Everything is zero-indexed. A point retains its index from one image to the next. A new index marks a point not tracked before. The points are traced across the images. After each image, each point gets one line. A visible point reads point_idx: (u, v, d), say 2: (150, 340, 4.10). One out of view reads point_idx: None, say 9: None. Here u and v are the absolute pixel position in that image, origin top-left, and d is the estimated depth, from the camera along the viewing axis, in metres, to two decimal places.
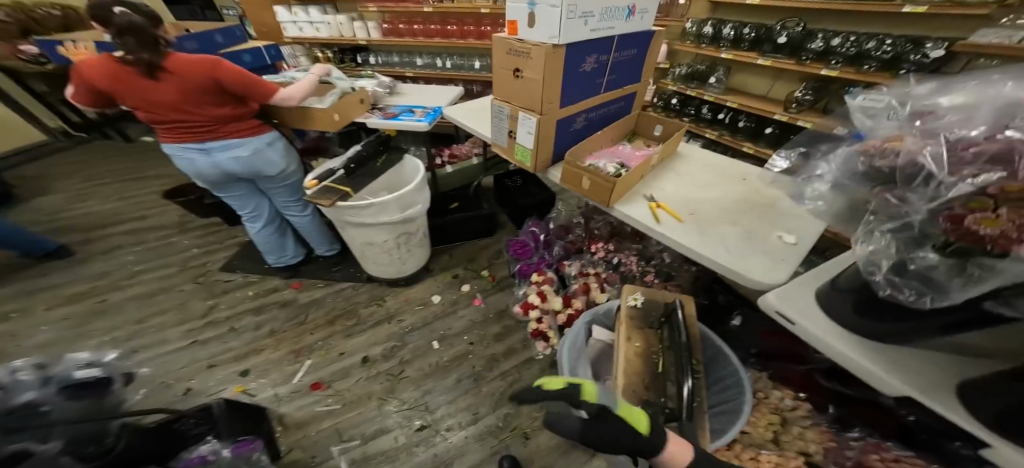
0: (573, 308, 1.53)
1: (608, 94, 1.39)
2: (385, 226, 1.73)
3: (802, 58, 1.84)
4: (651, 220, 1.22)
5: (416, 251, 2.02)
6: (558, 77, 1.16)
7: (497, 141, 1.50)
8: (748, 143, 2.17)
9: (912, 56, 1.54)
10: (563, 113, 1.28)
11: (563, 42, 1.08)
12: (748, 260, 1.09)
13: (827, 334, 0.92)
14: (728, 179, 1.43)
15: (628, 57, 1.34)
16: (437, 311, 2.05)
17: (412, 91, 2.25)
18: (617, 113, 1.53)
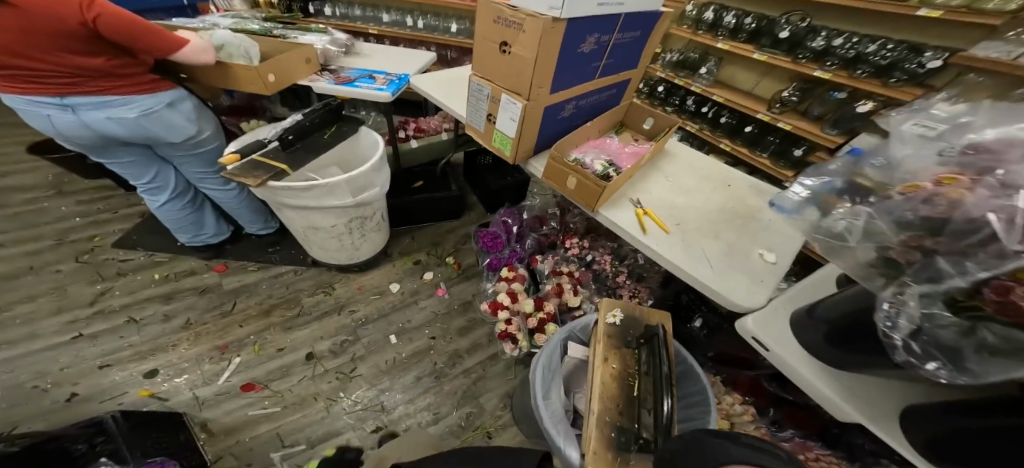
0: (545, 312, 1.43)
1: (602, 81, 1.18)
2: (333, 209, 1.49)
3: (798, 56, 1.79)
4: (638, 231, 1.04)
5: (362, 237, 1.75)
6: (551, 60, 0.94)
7: (473, 124, 1.26)
8: (726, 140, 2.18)
9: (908, 65, 1.53)
10: (550, 102, 1.07)
11: (564, 18, 0.85)
12: (736, 286, 0.94)
13: (794, 361, 0.85)
14: (708, 183, 1.24)
15: (628, 41, 1.13)
16: (395, 301, 1.88)
17: (375, 53, 1.91)
18: (607, 102, 1.33)
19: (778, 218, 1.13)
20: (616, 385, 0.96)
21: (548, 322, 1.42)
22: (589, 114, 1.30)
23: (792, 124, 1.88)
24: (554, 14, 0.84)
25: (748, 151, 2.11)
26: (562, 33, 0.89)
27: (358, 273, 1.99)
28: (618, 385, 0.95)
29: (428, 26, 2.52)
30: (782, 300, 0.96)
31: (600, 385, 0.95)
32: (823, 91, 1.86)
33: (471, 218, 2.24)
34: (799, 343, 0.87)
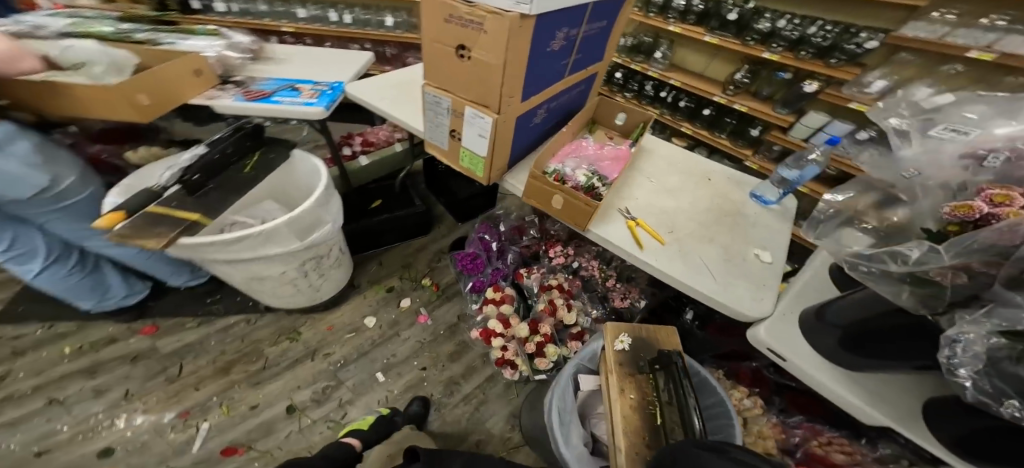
0: (542, 335, 1.34)
1: (573, 77, 1.03)
2: (278, 258, 1.28)
3: (748, 39, 1.72)
4: (633, 246, 0.92)
5: (315, 277, 1.55)
6: (521, 64, 0.71)
7: (434, 141, 0.98)
8: (686, 123, 2.11)
9: (847, 45, 1.50)
10: (522, 110, 0.86)
11: (541, 10, 0.61)
12: (744, 296, 0.87)
13: (812, 367, 0.80)
14: (689, 179, 1.14)
15: (597, 31, 0.99)
16: (373, 337, 1.73)
17: (295, 58, 1.59)
18: (576, 100, 1.19)
19: (761, 211, 1.08)
20: (639, 415, 0.88)
21: (546, 344, 1.33)
22: (560, 117, 1.15)
23: (747, 105, 1.82)
24: (525, 9, 0.58)
25: (707, 133, 2.06)
26: (535, 27, 0.65)
27: (327, 312, 1.80)
28: (640, 416, 0.87)
29: (358, 21, 2.23)
30: (793, 298, 0.92)
31: (622, 419, 0.87)
32: (770, 70, 1.82)
33: (442, 231, 2.10)
34: (813, 347, 0.83)
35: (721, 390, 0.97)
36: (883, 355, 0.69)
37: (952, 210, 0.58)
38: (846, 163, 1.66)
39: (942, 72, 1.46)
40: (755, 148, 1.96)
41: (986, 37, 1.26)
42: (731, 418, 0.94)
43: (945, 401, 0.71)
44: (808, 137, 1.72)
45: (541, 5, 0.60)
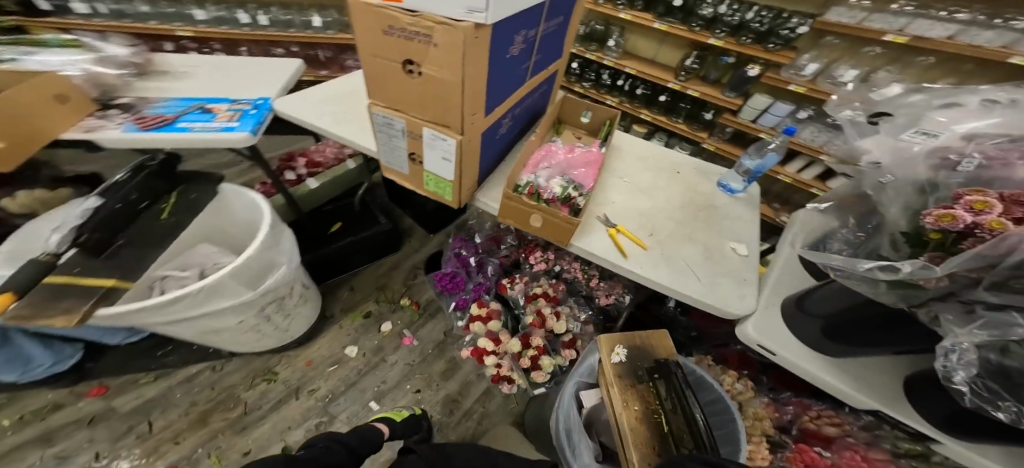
0: (534, 348, 1.31)
1: (534, 79, 0.95)
2: (233, 310, 1.14)
3: (692, 25, 1.66)
4: (618, 256, 0.88)
5: (277, 321, 1.41)
6: (482, 77, 0.61)
7: (392, 166, 0.87)
8: (645, 111, 2.05)
9: (782, 31, 1.50)
10: (487, 125, 0.76)
11: (497, 16, 0.51)
12: (730, 295, 0.86)
13: (801, 360, 0.81)
14: (658, 174, 1.10)
15: (554, 27, 0.91)
16: (359, 366, 1.62)
17: (201, 70, 1.22)
18: (537, 102, 1.13)
19: (730, 201, 1.06)
20: (646, 429, 0.85)
21: (541, 357, 1.30)
22: (524, 123, 1.07)
23: (699, 91, 1.78)
24: (479, 18, 0.49)
25: (665, 118, 2.00)
26: (493, 36, 0.56)
27: (303, 347, 1.66)
28: (647, 429, 0.84)
29: (278, 24, 1.98)
30: (770, 294, 0.91)
31: (630, 433, 0.84)
32: (713, 54, 1.78)
33: (414, 245, 2.01)
34: (799, 339, 0.83)
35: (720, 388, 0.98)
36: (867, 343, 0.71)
37: (933, 219, 0.55)
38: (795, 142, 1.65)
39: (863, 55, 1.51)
40: (709, 130, 1.93)
41: (897, 21, 1.30)
42: (734, 413, 0.97)
43: (924, 376, 0.75)
44: (756, 118, 1.73)
45: (496, 9, 0.50)
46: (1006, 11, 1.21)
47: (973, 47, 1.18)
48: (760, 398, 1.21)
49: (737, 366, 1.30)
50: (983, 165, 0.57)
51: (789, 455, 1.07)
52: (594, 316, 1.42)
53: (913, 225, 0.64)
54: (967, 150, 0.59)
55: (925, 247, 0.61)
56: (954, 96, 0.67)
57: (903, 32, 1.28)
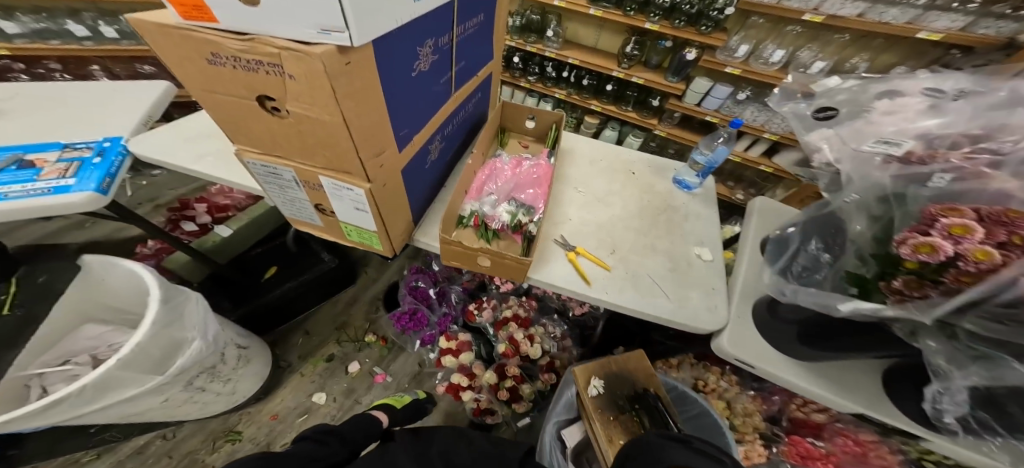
0: (513, 377, 1.19)
1: (462, 90, 0.83)
2: (146, 400, 0.95)
3: (626, 9, 1.57)
4: (581, 284, 0.78)
5: (215, 388, 1.19)
6: (375, 106, 0.47)
7: (301, 218, 0.71)
8: (595, 101, 1.96)
9: (711, 12, 1.44)
10: (408, 158, 0.63)
11: (373, 33, 0.39)
12: (700, 310, 0.79)
13: (775, 369, 0.77)
14: (613, 178, 1.00)
15: (474, 28, 0.79)
16: (331, 414, 1.46)
17: (18, 105, 0.90)
18: (475, 112, 1.01)
19: (691, 199, 0.98)
20: None
21: (520, 385, 1.18)
22: (460, 139, 0.94)
23: (643, 77, 1.71)
24: (350, 42, 0.36)
25: (615, 107, 1.92)
26: (373, 53, 0.42)
27: (264, 400, 1.47)
28: None
29: (130, 36, 1.58)
30: (740, 300, 0.85)
31: None
32: (651, 39, 1.72)
33: (371, 274, 1.84)
34: (777, 348, 0.79)
35: (705, 401, 0.93)
36: (844, 350, 0.67)
37: (910, 250, 0.46)
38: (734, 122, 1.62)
39: (788, 34, 1.45)
40: (658, 116, 1.87)
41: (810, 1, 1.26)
42: (723, 427, 0.91)
43: (898, 369, 0.74)
44: (700, 101, 1.65)
45: (371, 25, 0.38)
46: None
47: (880, 23, 1.19)
48: (747, 393, 1.20)
49: (719, 361, 1.29)
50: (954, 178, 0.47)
51: (784, 449, 1.08)
52: (572, 325, 1.36)
53: (882, 230, 0.55)
54: (938, 160, 0.49)
55: (898, 269, 0.50)
56: (892, 83, 0.60)
57: (818, 11, 1.25)
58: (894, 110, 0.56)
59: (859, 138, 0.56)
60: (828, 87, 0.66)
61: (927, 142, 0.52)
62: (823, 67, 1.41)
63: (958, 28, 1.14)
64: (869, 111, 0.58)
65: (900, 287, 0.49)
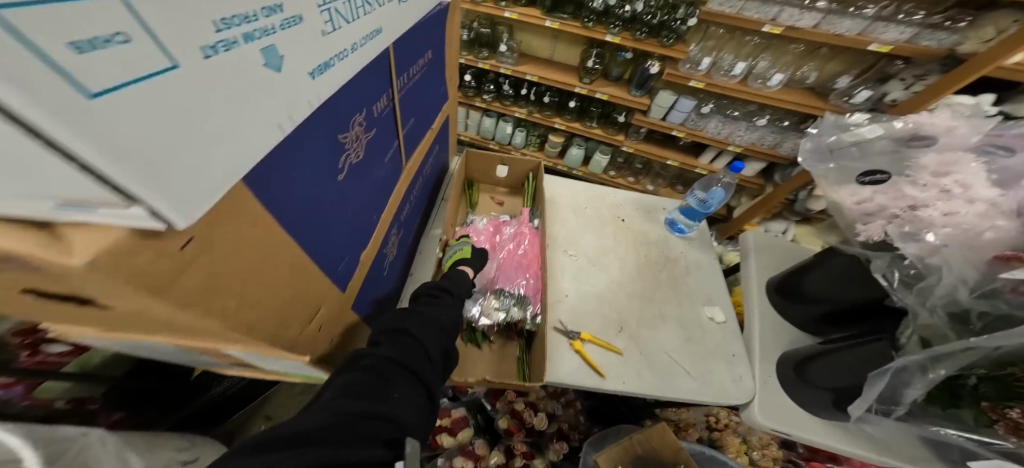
0: (521, 454, 1.01)
1: (413, 152, 0.73)
2: None
3: (584, 20, 1.40)
4: (595, 378, 0.69)
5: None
6: (274, 272, 0.37)
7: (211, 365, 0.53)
8: (558, 118, 1.79)
9: (673, 24, 1.31)
10: (347, 284, 0.55)
11: (211, 182, 0.23)
12: (727, 382, 0.74)
13: (818, 438, 0.69)
14: (602, 231, 0.91)
15: (415, 75, 0.68)
16: None
17: None
18: (434, 166, 0.90)
19: (688, 246, 0.93)
20: None
21: (531, 462, 1.01)
22: (424, 206, 0.89)
23: (608, 93, 1.56)
24: (160, 218, 0.20)
25: (579, 125, 1.78)
26: (255, 212, 0.31)
27: None
28: None
29: None
30: (762, 362, 0.77)
31: None
32: (610, 50, 1.59)
33: None
34: (811, 411, 0.71)
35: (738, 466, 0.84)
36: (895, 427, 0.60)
37: None
38: (700, 137, 1.51)
39: (749, 43, 1.34)
40: (625, 132, 1.74)
41: (767, 10, 1.10)
42: None
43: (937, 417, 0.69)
44: (665, 116, 1.54)
45: (199, 171, 0.22)
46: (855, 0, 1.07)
47: (835, 35, 1.06)
48: None
49: None
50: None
51: None
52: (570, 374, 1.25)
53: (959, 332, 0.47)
54: None
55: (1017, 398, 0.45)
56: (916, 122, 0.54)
57: (776, 21, 1.10)
58: (947, 168, 0.49)
59: (918, 208, 0.49)
60: (861, 139, 0.58)
61: (1003, 221, 0.45)
62: (781, 80, 1.29)
63: (905, 40, 1.02)
64: (918, 170, 0.51)
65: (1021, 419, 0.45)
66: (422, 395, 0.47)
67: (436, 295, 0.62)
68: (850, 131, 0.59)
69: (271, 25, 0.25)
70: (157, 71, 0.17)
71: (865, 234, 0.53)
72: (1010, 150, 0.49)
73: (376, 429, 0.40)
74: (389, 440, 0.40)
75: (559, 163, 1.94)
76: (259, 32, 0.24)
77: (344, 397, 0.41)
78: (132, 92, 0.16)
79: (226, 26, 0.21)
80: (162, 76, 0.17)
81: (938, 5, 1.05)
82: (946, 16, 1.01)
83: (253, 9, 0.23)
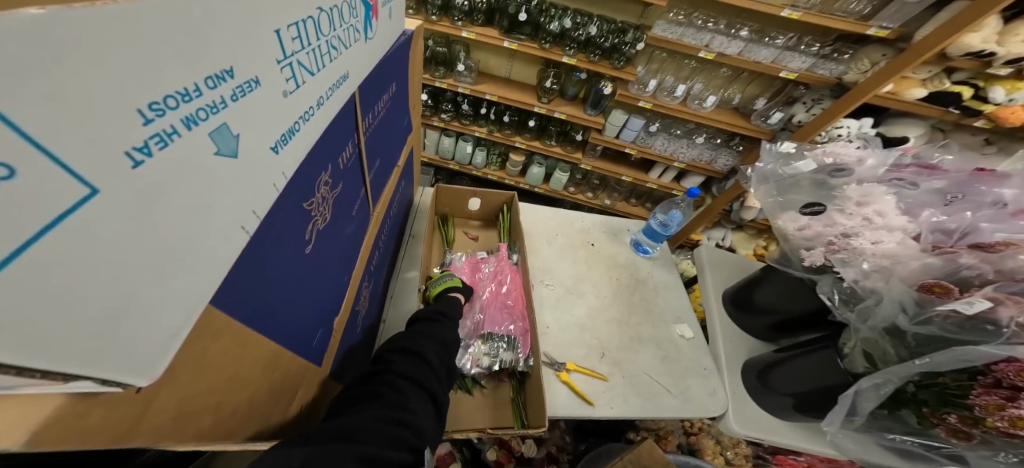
0: None
1: (381, 195, 0.69)
2: None
3: (542, 41, 1.35)
4: (584, 406, 0.74)
5: None
6: (250, 368, 0.36)
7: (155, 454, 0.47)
8: (518, 137, 1.73)
9: (625, 48, 1.31)
10: (324, 353, 0.55)
11: (163, 325, 0.21)
12: (704, 396, 0.79)
13: (788, 441, 0.75)
14: (575, 257, 0.97)
15: (382, 108, 0.62)
16: None
17: None
18: (401, 200, 0.87)
19: (654, 267, 1.00)
20: None
21: None
22: (392, 246, 0.86)
23: (566, 113, 1.54)
24: (118, 384, 0.20)
25: (539, 143, 1.73)
26: (227, 320, 0.30)
27: None
28: None
29: None
30: (730, 372, 0.83)
31: None
32: (565, 69, 1.54)
33: None
34: (776, 414, 0.78)
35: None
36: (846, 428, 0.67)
37: (1008, 424, 0.44)
38: (649, 154, 1.57)
39: (687, 66, 1.39)
40: (582, 150, 1.74)
41: (702, 37, 1.18)
42: None
43: None
44: (617, 134, 1.57)
45: (148, 319, 0.20)
46: (766, 31, 1.18)
47: (754, 62, 1.15)
48: None
49: None
50: (992, 306, 0.46)
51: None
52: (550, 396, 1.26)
53: (898, 349, 0.53)
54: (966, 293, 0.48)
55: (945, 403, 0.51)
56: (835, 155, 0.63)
57: (710, 48, 1.17)
58: (867, 199, 0.57)
59: (842, 236, 0.57)
60: (797, 171, 0.64)
61: (913, 245, 0.54)
62: (714, 101, 1.37)
63: (807, 69, 1.13)
64: (844, 199, 0.59)
65: (959, 424, 0.49)
66: (427, 395, 0.53)
67: (435, 319, 0.66)
68: (789, 165, 0.65)
69: (220, 98, 0.20)
70: (72, 205, 0.14)
71: (808, 260, 0.59)
72: (913, 183, 0.59)
73: (402, 434, 0.45)
74: (410, 442, 0.45)
75: (520, 182, 1.87)
76: (206, 109, 0.19)
77: (372, 408, 0.46)
78: (38, 250, 0.13)
79: (159, 113, 0.16)
80: (75, 211, 0.14)
81: (827, 37, 1.16)
82: (833, 48, 1.12)
83: (195, 82, 0.18)
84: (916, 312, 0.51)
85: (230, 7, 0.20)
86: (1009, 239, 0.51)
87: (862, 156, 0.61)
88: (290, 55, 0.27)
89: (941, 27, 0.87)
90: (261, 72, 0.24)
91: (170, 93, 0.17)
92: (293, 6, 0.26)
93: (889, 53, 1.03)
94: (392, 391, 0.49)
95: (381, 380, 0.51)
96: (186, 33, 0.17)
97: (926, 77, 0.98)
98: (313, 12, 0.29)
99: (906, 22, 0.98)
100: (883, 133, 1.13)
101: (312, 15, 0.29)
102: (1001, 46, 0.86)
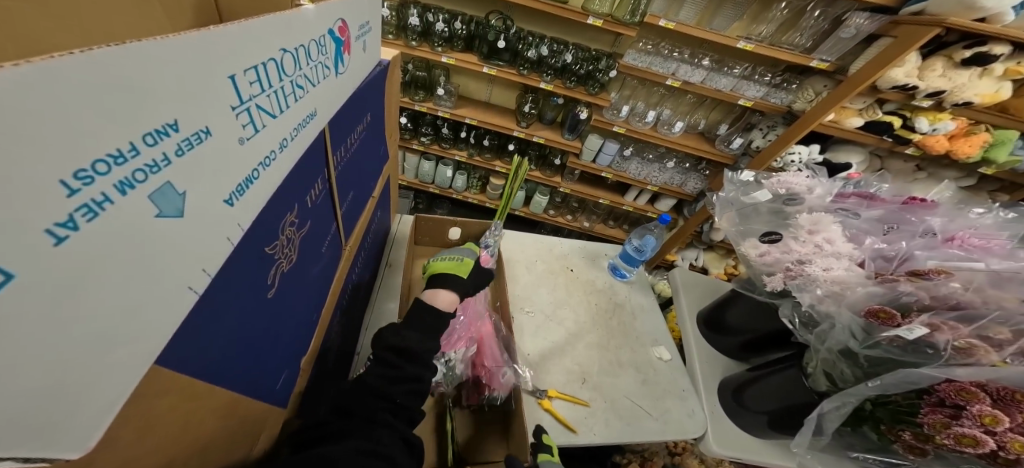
0: None
1: (355, 228, 0.66)
2: None
3: (520, 67, 1.38)
4: (567, 434, 0.74)
5: None
6: (203, 425, 0.30)
7: None
8: (499, 161, 1.75)
9: (599, 74, 1.36)
10: (290, 392, 0.49)
11: (102, 398, 0.17)
12: (683, 417, 0.80)
13: (766, 458, 0.77)
14: (554, 283, 0.98)
15: (360, 138, 0.58)
16: None
17: None
18: (377, 229, 0.87)
19: (631, 291, 1.02)
20: None
21: None
22: (367, 277, 0.85)
23: (545, 137, 1.57)
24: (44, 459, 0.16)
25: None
26: (174, 376, 0.24)
27: None
28: None
29: None
30: (707, 393, 0.85)
31: None
32: (542, 95, 1.57)
33: None
34: (751, 433, 0.79)
35: None
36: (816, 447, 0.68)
37: (954, 441, 0.45)
38: (624, 177, 1.62)
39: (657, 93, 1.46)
40: (561, 173, 1.78)
41: (668, 66, 1.25)
42: None
43: None
44: (594, 158, 1.61)
45: (80, 401, 0.16)
46: (727, 61, 1.26)
47: (714, 90, 1.22)
48: None
49: None
50: (930, 332, 0.49)
51: None
52: None
53: (853, 369, 0.55)
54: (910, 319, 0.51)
55: (899, 420, 0.52)
56: (786, 183, 0.68)
57: (676, 76, 1.23)
58: (816, 227, 0.62)
59: (799, 262, 0.61)
60: (756, 201, 0.69)
61: (859, 272, 0.58)
62: (682, 127, 1.44)
63: (761, 97, 1.21)
64: (797, 227, 0.63)
65: (913, 440, 0.51)
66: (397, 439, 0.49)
67: (398, 366, 0.55)
68: (747, 195, 0.70)
69: (162, 155, 0.16)
70: None
71: (769, 285, 0.62)
72: (856, 213, 0.64)
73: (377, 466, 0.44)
74: None
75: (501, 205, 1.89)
76: (147, 169, 0.15)
77: (352, 439, 0.46)
78: None
79: (87, 181, 0.13)
80: None
81: (777, 68, 1.25)
82: (783, 78, 1.21)
83: (131, 141, 0.14)
84: (864, 336, 0.54)
85: (176, 61, 0.16)
86: (940, 266, 0.55)
87: (811, 185, 0.67)
88: (247, 99, 0.22)
89: (871, 62, 0.95)
90: (214, 120, 0.19)
91: (100, 156, 0.13)
92: (251, 47, 0.22)
93: (829, 84, 1.12)
94: (373, 425, 0.49)
95: (357, 418, 0.50)
96: (113, 91, 0.13)
97: (861, 108, 1.08)
98: (276, 53, 0.25)
99: (841, 55, 1.06)
100: (830, 160, 1.22)
101: (274, 56, 0.25)
102: (921, 80, 0.96)
